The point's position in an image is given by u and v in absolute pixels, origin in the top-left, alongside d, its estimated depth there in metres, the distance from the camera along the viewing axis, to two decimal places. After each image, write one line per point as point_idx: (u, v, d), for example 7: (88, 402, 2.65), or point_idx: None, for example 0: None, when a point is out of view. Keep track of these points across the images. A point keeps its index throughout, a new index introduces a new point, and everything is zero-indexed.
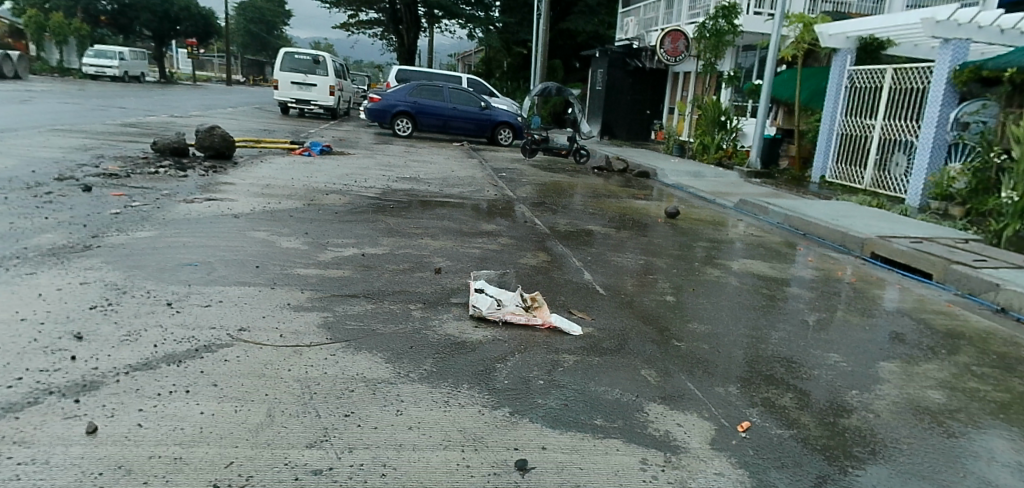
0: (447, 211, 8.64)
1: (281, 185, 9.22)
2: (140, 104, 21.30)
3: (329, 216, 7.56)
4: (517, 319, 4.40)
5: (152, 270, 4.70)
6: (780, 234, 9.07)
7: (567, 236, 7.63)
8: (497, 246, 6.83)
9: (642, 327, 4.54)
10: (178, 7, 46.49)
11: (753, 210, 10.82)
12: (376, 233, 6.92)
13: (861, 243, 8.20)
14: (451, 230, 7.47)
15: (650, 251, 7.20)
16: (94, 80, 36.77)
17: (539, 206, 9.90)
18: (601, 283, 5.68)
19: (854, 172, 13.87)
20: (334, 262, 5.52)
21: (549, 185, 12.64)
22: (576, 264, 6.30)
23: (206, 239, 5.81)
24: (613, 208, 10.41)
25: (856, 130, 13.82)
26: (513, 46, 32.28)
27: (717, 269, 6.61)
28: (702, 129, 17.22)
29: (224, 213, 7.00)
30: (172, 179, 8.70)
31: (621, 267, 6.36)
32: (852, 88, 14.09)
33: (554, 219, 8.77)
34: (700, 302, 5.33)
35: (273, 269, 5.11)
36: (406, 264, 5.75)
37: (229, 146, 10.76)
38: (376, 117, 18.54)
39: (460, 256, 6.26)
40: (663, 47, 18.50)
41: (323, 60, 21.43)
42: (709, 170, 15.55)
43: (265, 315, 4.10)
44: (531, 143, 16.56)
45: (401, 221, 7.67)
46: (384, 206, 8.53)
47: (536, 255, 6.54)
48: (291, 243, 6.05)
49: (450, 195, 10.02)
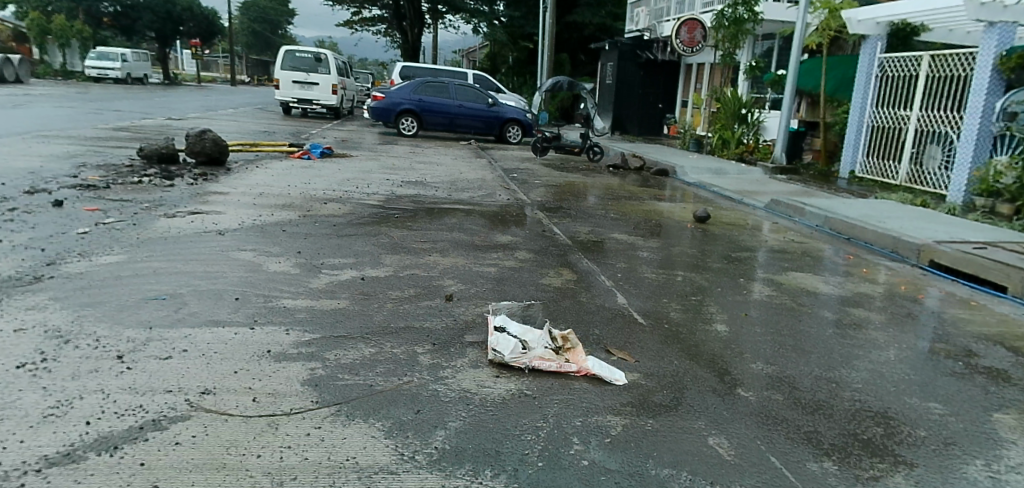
0: (458, 220, 7.86)
1: (276, 194, 8.45)
2: (137, 107, 20.57)
3: (326, 229, 6.79)
4: (546, 365, 3.61)
5: (108, 307, 3.92)
6: (822, 240, 8.27)
7: (592, 248, 6.85)
8: (515, 263, 6.06)
9: (699, 371, 3.78)
10: (180, 7, 45.80)
11: (787, 212, 10.02)
12: (378, 249, 6.15)
13: (917, 250, 7.38)
14: (462, 244, 6.69)
15: (685, 265, 6.42)
16: (96, 82, 36.12)
17: (557, 212, 9.10)
18: (638, 310, 4.89)
19: (888, 166, 13.03)
20: (330, 289, 4.75)
21: (565, 186, 11.85)
22: (605, 284, 5.52)
23: (183, 263, 5.04)
24: (635, 211, 9.60)
25: (889, 123, 12.95)
26: (520, 40, 31.46)
27: (766, 287, 5.83)
28: (721, 123, 16.43)
29: (210, 230, 6.23)
30: (157, 189, 7.94)
31: (658, 286, 5.57)
32: (884, 77, 13.22)
33: (574, 227, 7.99)
34: (759, 333, 4.57)
35: (256, 304, 4.32)
36: (412, 290, 4.97)
37: (221, 151, 9.99)
38: (380, 116, 17.77)
39: (476, 278, 5.47)
40: (678, 37, 17.43)
41: (324, 58, 20.74)
42: (731, 166, 14.70)
43: (237, 369, 3.31)
44: (542, 141, 15.73)
45: (407, 234, 6.89)
46: (388, 216, 7.75)
47: (560, 274, 5.76)
48: (280, 265, 5.27)
49: (460, 201, 9.24)
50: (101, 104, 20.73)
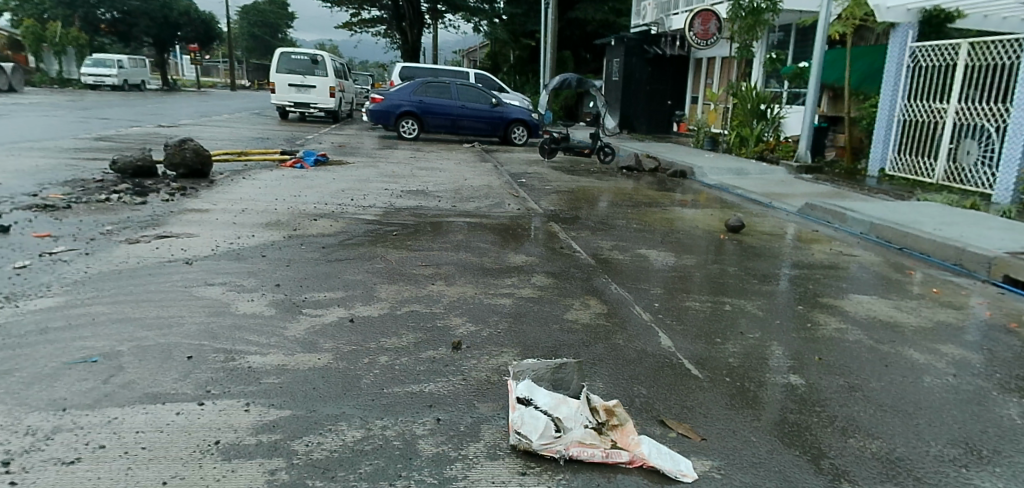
0: (464, 237, 6.96)
1: (260, 210, 7.55)
2: (126, 114, 19.70)
3: (313, 253, 5.89)
4: (589, 456, 2.75)
5: (15, 382, 3.08)
6: (872, 251, 7.38)
7: (618, 269, 5.96)
8: (532, 292, 5.16)
9: (788, 456, 2.95)
10: (177, 11, 44.76)
11: (825, 217, 9.12)
12: (373, 279, 5.26)
13: (987, 264, 6.48)
14: (470, 267, 5.78)
15: (730, 291, 5.53)
16: (92, 90, 35.26)
17: (573, 222, 8.19)
18: (689, 356, 4.01)
19: (921, 163, 12.07)
20: (311, 338, 3.86)
21: (578, 192, 10.95)
22: (642, 319, 4.63)
23: (133, 305, 4.16)
24: (660, 220, 8.69)
25: (923, 116, 11.98)
26: (522, 38, 30.54)
27: (832, 318, 4.94)
28: (740, 120, 15.47)
29: (174, 258, 5.31)
30: (125, 207, 7.05)
31: (705, 321, 4.67)
32: (917, 67, 12.23)
33: (595, 242, 7.08)
34: (846, 388, 3.70)
35: (211, 365, 3.41)
36: (413, 334, 4.08)
37: (203, 161, 9.09)
38: (379, 119, 16.84)
39: (489, 315, 4.56)
40: (692, 29, 16.42)
41: (321, 60, 19.83)
42: (752, 166, 13.79)
43: (167, 479, 2.48)
44: (550, 142, 14.75)
45: (407, 257, 5.99)
46: (385, 234, 6.85)
47: (587, 306, 4.85)
48: (253, 304, 4.37)
49: (466, 212, 8.34)
50: (89, 112, 19.86)
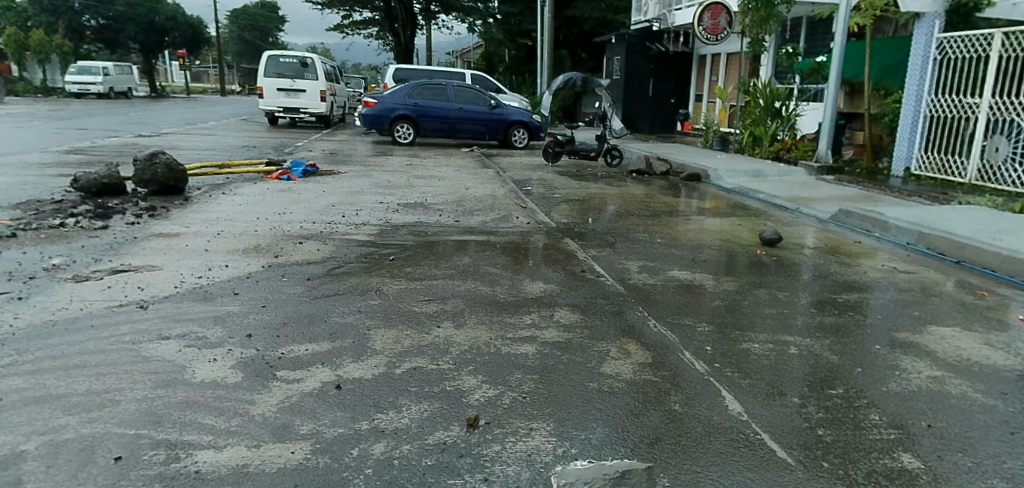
0: (470, 260, 6.09)
1: (238, 232, 6.67)
2: (107, 123, 18.77)
3: (296, 287, 5.01)
4: None
5: None
6: (930, 266, 6.56)
7: (654, 300, 5.10)
8: (557, 334, 4.29)
9: None
10: (164, 16, 43.71)
11: (863, 225, 8.28)
12: (366, 322, 4.38)
13: None
14: (480, 301, 4.91)
15: (789, 327, 4.68)
16: (77, 98, 34.25)
17: (589, 238, 7.33)
18: (768, 428, 3.17)
19: (951, 161, 11.21)
20: (285, 419, 3.01)
21: (588, 200, 10.09)
22: (697, 372, 3.79)
23: (59, 375, 3.29)
24: (684, 233, 7.84)
25: (952, 112, 11.13)
26: (518, 37, 29.55)
27: (921, 362, 4.11)
28: (753, 118, 14.63)
29: (125, 300, 4.43)
30: (82, 234, 6.18)
31: (773, 373, 3.83)
32: (944, 60, 11.37)
33: (620, 262, 6.21)
34: (979, 474, 2.87)
35: (144, 472, 2.55)
36: (418, 405, 3.22)
37: (178, 177, 8.22)
38: (373, 123, 15.93)
39: (509, 371, 3.69)
40: (701, 23, 15.54)
41: (311, 62, 18.86)
42: (770, 167, 12.93)
43: None
44: (554, 145, 13.90)
45: (405, 289, 5.12)
46: (381, 258, 6.00)
47: (626, 355, 3.99)
48: (214, 368, 3.52)
49: (470, 228, 7.47)
50: (68, 122, 18.89)
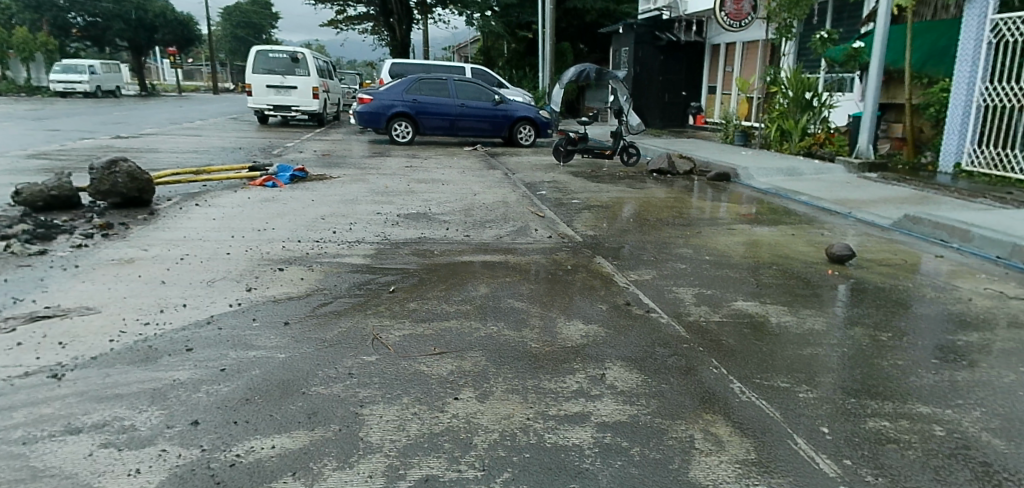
0: (488, 290, 4.98)
1: (207, 257, 5.54)
2: (85, 123, 17.59)
3: (271, 337, 3.89)
4: None
5: None
6: None
7: (727, 348, 3.98)
8: (617, 410, 3.17)
9: None
10: (152, 13, 42.38)
11: (936, 234, 7.17)
12: (358, 392, 3.26)
13: None
14: (509, 353, 3.80)
15: (915, 385, 3.56)
16: (62, 97, 33.00)
17: (624, 256, 6.21)
18: None
19: (1009, 155, 10.06)
20: None
21: (610, 205, 8.97)
22: (826, 476, 2.68)
23: None
24: (731, 246, 6.70)
25: (1012, 100, 9.96)
26: (518, 30, 28.35)
27: None
28: (781, 111, 13.50)
29: (35, 368, 3.33)
30: (10, 263, 5.04)
31: (929, 473, 2.72)
32: (1002, 43, 10.20)
33: (669, 291, 5.09)
34: None
35: None
36: None
37: (142, 188, 7.11)
38: (368, 121, 14.74)
39: (564, 483, 2.57)
40: (722, 8, 14.40)
41: (302, 58, 17.73)
42: (805, 164, 11.80)
43: None
44: (566, 144, 12.73)
45: (410, 337, 4.00)
46: (379, 290, 4.89)
47: (717, 443, 2.89)
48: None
49: (482, 245, 6.36)
50: (43, 123, 17.71)
